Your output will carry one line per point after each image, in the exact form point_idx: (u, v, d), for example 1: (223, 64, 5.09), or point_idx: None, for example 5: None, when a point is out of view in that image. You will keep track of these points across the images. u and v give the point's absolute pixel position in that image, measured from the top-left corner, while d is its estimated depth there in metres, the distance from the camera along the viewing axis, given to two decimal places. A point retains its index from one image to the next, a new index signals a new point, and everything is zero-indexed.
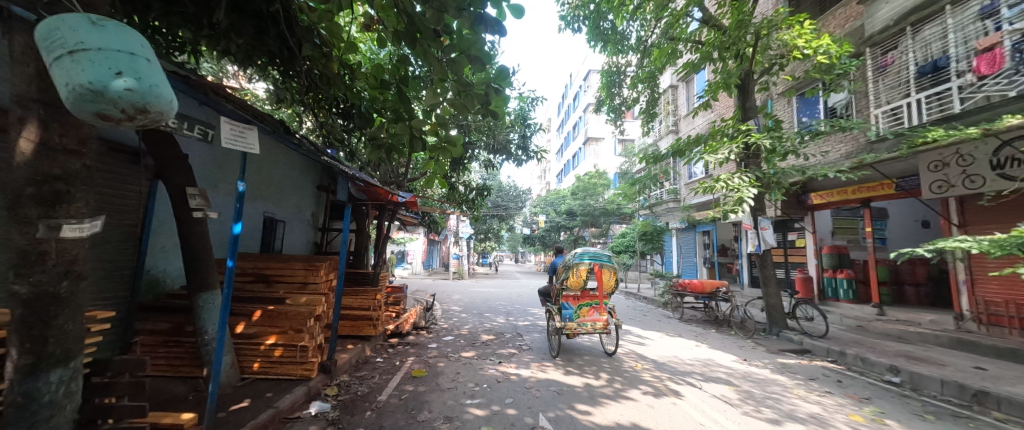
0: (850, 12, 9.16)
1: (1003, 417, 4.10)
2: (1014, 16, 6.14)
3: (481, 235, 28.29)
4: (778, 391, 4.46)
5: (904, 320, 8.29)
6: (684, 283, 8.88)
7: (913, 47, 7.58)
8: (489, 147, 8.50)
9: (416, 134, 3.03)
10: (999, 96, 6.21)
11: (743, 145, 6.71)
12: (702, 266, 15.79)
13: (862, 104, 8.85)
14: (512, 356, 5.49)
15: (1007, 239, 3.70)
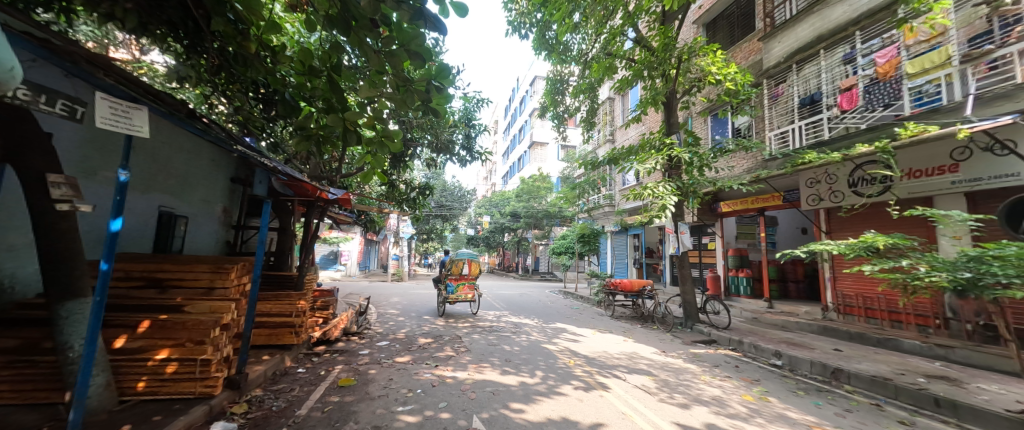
0: (752, 46, 10.48)
1: (852, 389, 4.97)
2: (867, 63, 7.50)
3: (422, 235, 27.64)
4: (688, 378, 4.95)
5: (787, 311, 9.65)
6: (615, 283, 9.43)
7: (797, 81, 8.87)
8: (431, 146, 8.36)
9: (350, 128, 2.87)
10: (854, 128, 7.53)
11: (667, 157, 7.33)
12: (632, 266, 16.92)
13: (760, 127, 10.12)
14: (448, 359, 5.45)
15: (856, 243, 4.52)
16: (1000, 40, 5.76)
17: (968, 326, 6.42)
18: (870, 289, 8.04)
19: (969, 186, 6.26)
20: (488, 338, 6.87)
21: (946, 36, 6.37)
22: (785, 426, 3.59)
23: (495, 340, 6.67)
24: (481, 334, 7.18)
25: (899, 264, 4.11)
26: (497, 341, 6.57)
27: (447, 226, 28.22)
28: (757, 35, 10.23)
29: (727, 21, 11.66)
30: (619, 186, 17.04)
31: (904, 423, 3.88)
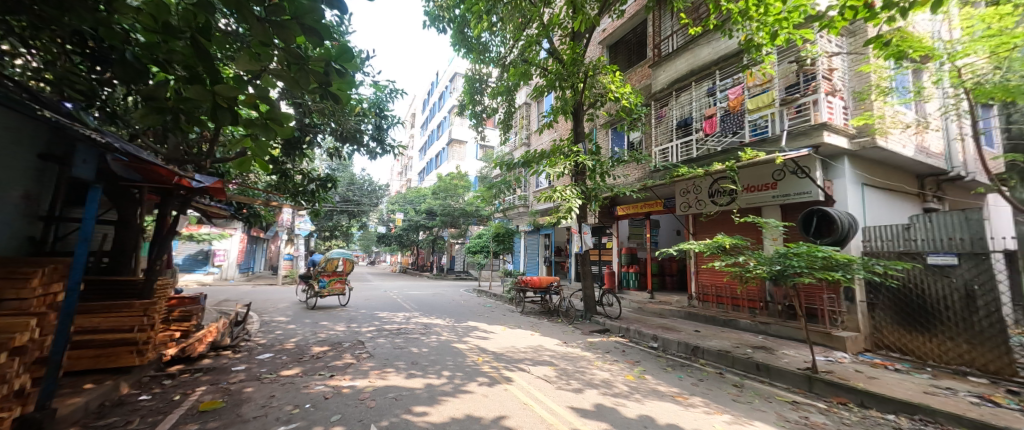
0: (644, 71, 11.83)
1: (705, 363, 6.01)
2: (723, 97, 8.98)
3: (325, 232, 25.41)
4: (584, 364, 5.44)
5: (664, 300, 11.14)
6: (525, 280, 9.85)
7: (676, 106, 10.23)
8: (335, 136, 7.76)
9: (222, 104, 2.40)
10: (714, 150, 8.95)
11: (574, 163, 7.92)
12: (543, 264, 17.85)
13: (647, 142, 11.46)
14: (346, 368, 5.14)
15: (710, 242, 5.32)
16: (804, 91, 7.42)
17: (781, 306, 8.12)
18: (718, 280, 9.74)
19: (783, 200, 7.92)
20: (395, 341, 6.66)
21: (774, 83, 7.97)
22: (656, 398, 4.20)
23: (402, 342, 6.49)
24: (387, 337, 6.92)
25: (736, 260, 5.06)
26: (404, 344, 6.41)
27: (355, 223, 26.42)
28: (648, 62, 11.57)
29: (626, 46, 12.95)
30: (533, 188, 17.80)
31: (740, 387, 4.82)
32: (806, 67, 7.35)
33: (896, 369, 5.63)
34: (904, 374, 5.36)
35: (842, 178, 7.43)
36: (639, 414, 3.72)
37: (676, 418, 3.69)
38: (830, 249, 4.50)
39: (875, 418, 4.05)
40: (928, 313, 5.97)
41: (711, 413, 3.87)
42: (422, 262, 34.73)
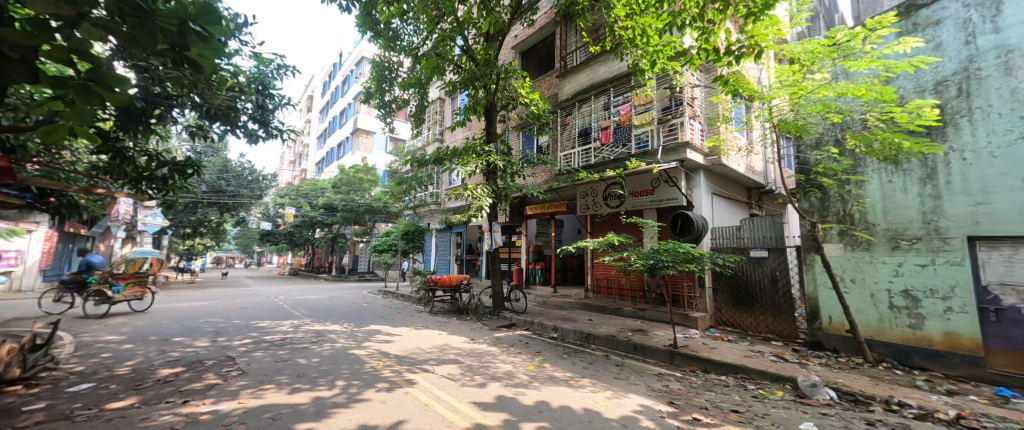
0: (552, 80, 12.52)
1: (596, 347, 6.70)
2: (615, 112, 9.98)
3: (186, 227, 20.85)
4: (488, 359, 5.61)
5: (565, 294, 11.98)
6: (434, 279, 9.70)
7: (578, 115, 11.05)
8: (200, 114, 5.99)
9: (9, 53, 1.70)
10: (608, 159, 9.90)
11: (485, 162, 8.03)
12: (454, 262, 17.78)
13: (553, 147, 12.23)
14: (208, 390, 4.37)
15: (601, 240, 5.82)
16: (676, 113, 8.63)
17: (656, 294, 9.31)
18: (606, 272, 10.77)
19: (659, 204, 9.11)
20: (278, 353, 5.96)
21: (653, 103, 9.06)
22: (552, 384, 4.54)
23: (285, 355, 5.80)
24: (268, 350, 6.16)
25: (622, 256, 5.76)
26: (289, 356, 5.77)
27: (230, 218, 22.56)
28: (555, 73, 12.30)
29: (537, 54, 13.59)
30: (445, 186, 17.53)
31: (621, 366, 5.48)
32: (676, 92, 8.61)
33: (732, 341, 6.87)
34: (737, 343, 6.63)
35: (699, 188, 8.88)
36: (536, 400, 4.01)
37: (568, 399, 4.07)
38: (688, 245, 5.37)
39: (716, 380, 4.99)
40: (750, 295, 7.40)
41: (597, 391, 4.34)
42: (318, 263, 31.67)
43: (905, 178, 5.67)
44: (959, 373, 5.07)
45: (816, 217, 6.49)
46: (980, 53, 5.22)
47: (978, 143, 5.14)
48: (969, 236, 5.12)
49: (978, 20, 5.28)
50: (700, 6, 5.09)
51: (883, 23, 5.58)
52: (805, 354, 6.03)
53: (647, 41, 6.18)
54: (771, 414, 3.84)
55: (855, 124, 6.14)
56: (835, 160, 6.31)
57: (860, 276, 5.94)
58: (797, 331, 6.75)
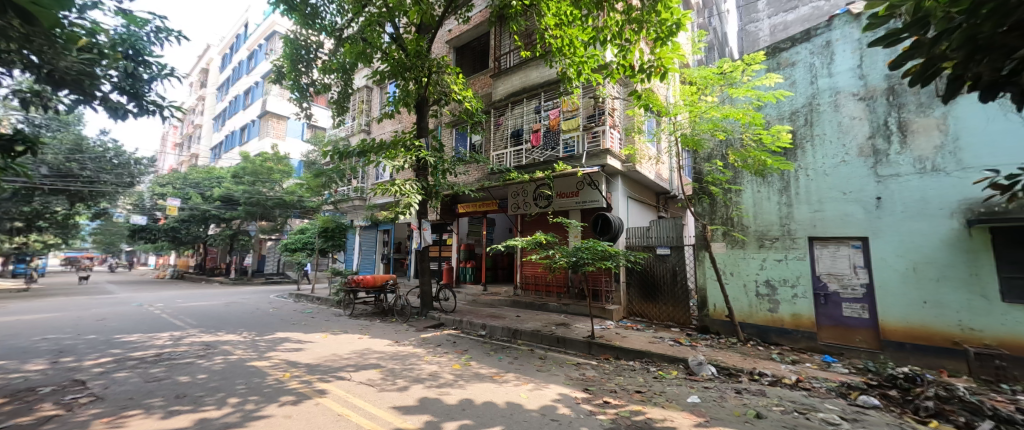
0: (486, 80, 12.59)
1: (521, 342, 6.92)
2: (546, 115, 10.34)
3: (18, 220, 15.83)
4: (413, 361, 5.50)
5: (495, 291, 12.11)
6: (357, 279, 9.14)
7: (511, 116, 11.23)
8: (38, 78, 4.56)
9: None
10: (538, 160, 10.26)
11: (414, 158, 7.81)
12: (380, 262, 16.97)
13: (486, 147, 12.31)
14: (46, 423, 3.48)
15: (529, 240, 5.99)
16: (599, 121, 9.27)
17: (578, 289, 9.87)
18: (533, 269, 11.09)
19: (583, 205, 9.63)
20: (149, 372, 4.94)
21: (580, 111, 9.61)
22: (477, 381, 4.61)
23: (161, 373, 4.90)
24: (135, 369, 5.07)
25: (547, 254, 6.06)
26: (165, 374, 4.84)
27: (84, 208, 17.55)
28: (489, 73, 12.40)
29: (472, 52, 13.56)
30: (372, 180, 16.57)
31: (544, 358, 5.73)
32: (599, 103, 9.28)
33: (641, 329, 7.54)
34: (645, 331, 7.30)
35: (618, 191, 9.61)
36: (460, 398, 4.04)
37: (491, 395, 4.17)
38: (605, 244, 5.79)
39: (625, 365, 5.44)
40: (657, 289, 8.18)
41: (520, 385, 4.49)
42: (215, 264, 27.84)
43: (769, 189, 6.67)
44: (801, 346, 6.17)
45: (706, 219, 7.31)
46: (821, 91, 6.31)
47: (816, 163, 6.25)
48: (809, 237, 6.22)
49: (820, 66, 6.35)
50: (621, 26, 5.52)
51: (754, 63, 6.62)
52: (697, 337, 6.83)
53: (573, 52, 6.46)
54: (666, 391, 4.31)
55: (735, 142, 7.02)
56: (720, 171, 7.17)
57: (737, 269, 6.87)
58: (692, 317, 7.62)
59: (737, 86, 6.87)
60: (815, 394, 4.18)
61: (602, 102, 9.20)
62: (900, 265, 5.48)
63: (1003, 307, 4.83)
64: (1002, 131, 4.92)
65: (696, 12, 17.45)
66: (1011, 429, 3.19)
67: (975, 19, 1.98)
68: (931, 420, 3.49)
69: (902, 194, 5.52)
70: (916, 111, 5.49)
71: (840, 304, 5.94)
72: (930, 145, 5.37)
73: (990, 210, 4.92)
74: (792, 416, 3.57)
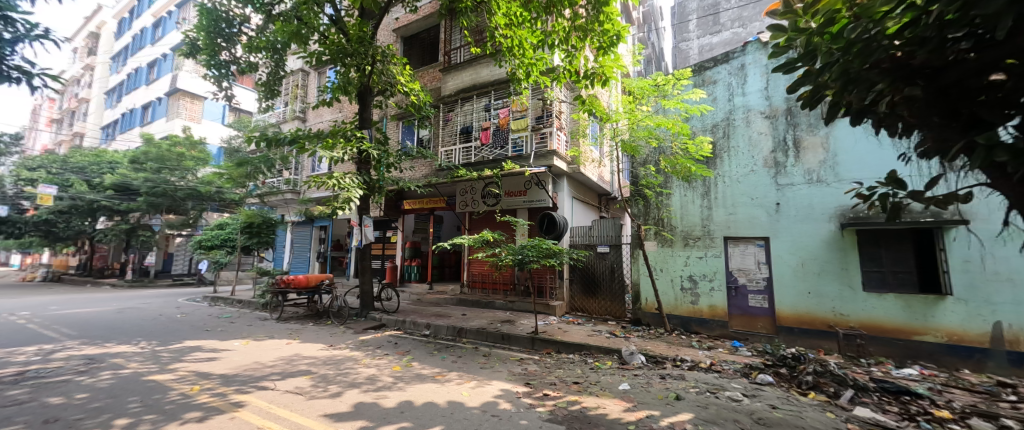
0: (436, 73, 12.31)
1: (466, 340, 6.89)
2: (495, 114, 10.37)
3: None
4: (349, 365, 5.22)
5: (440, 290, 11.89)
6: (287, 279, 8.39)
7: (461, 113, 11.10)
8: None
9: None
10: (487, 159, 10.33)
11: (356, 149, 7.36)
12: (314, 260, 15.80)
13: (434, 141, 12.03)
14: None
15: (477, 238, 5.97)
16: (546, 123, 9.54)
17: (524, 286, 10.03)
18: (480, 267, 11.06)
19: (530, 204, 9.81)
20: (7, 395, 4.10)
21: (529, 112, 9.78)
22: (418, 382, 4.52)
23: (24, 395, 4.09)
24: None
25: (494, 252, 6.10)
26: (30, 396, 4.05)
27: None
28: (438, 66, 12.14)
29: (420, 43, 13.11)
30: (307, 172, 15.33)
31: (488, 355, 5.78)
32: (547, 105, 9.51)
33: (581, 324, 7.93)
34: (584, 325, 7.69)
35: (563, 192, 9.98)
36: (399, 401, 3.94)
37: (433, 395, 4.12)
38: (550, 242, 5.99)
39: (566, 358, 5.70)
40: (597, 284, 8.66)
41: (463, 383, 4.50)
42: (104, 264, 23.74)
43: (693, 193, 7.41)
44: (716, 333, 6.95)
45: (641, 220, 7.90)
46: (736, 108, 7.16)
47: (731, 171, 7.07)
48: (724, 237, 7.03)
49: (736, 85, 7.20)
50: (567, 32, 5.77)
51: (682, 78, 7.27)
52: (631, 329, 7.37)
53: (523, 54, 6.49)
54: (600, 380, 4.60)
55: (666, 150, 7.65)
56: (653, 175, 7.79)
57: (666, 266, 7.55)
58: (626, 310, 8.21)
59: (668, 98, 7.49)
60: (724, 375, 4.76)
61: (549, 105, 9.42)
62: (792, 261, 6.42)
63: (864, 296, 5.89)
64: (866, 151, 5.98)
65: (636, 26, 18.65)
66: (863, 394, 4.00)
67: (849, 56, 2.80)
68: (810, 391, 4.17)
69: (794, 201, 6.47)
70: (806, 130, 6.47)
71: (747, 295, 6.80)
72: (816, 160, 6.36)
73: (857, 214, 5.98)
74: (705, 396, 4.03)
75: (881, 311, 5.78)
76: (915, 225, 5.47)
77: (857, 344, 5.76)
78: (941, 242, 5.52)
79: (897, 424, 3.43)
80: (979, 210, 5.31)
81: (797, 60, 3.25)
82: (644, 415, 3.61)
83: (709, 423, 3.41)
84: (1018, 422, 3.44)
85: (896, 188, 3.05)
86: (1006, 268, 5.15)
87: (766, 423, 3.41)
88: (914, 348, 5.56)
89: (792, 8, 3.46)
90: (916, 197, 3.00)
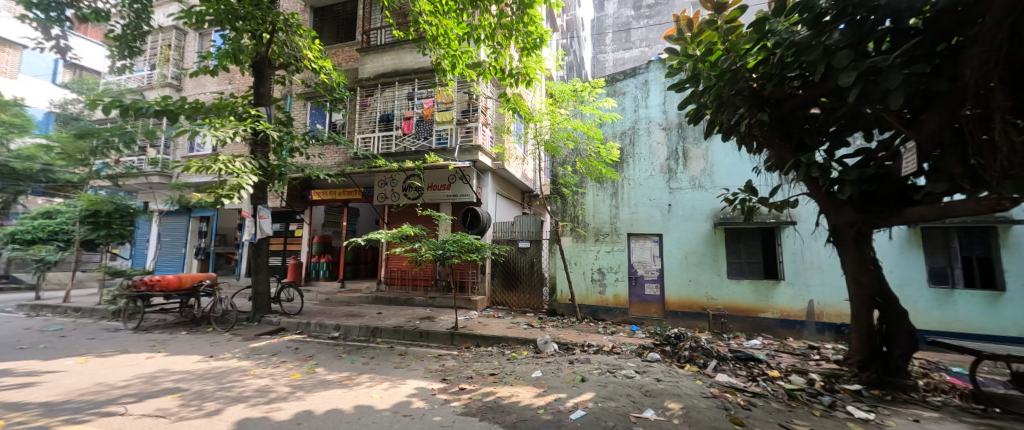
0: (352, 53, 11.29)
1: (382, 340, 6.49)
2: (419, 104, 9.90)
3: None
4: (234, 378, 4.52)
5: (353, 288, 11.01)
6: (149, 281, 6.87)
7: (380, 99, 10.35)
8: None
9: None
10: (409, 149, 9.80)
11: (251, 130, 6.29)
12: (191, 258, 13.27)
13: (350, 127, 11.05)
14: None
15: (398, 232, 5.64)
16: (472, 117, 9.39)
17: (446, 282, 9.89)
18: (400, 263, 10.50)
19: (454, 199, 9.78)
20: None
21: (454, 104, 9.54)
22: (321, 389, 4.14)
23: None
24: None
25: (413, 247, 5.86)
26: None
27: None
28: (356, 46, 11.15)
29: (334, 17, 11.92)
30: (180, 151, 12.71)
31: (404, 354, 5.57)
32: (473, 99, 9.34)
33: (502, 316, 8.11)
34: (504, 318, 7.87)
35: (487, 188, 9.99)
36: (296, 412, 3.55)
37: (337, 401, 3.81)
38: (474, 237, 5.97)
39: (484, 351, 5.79)
40: (517, 278, 8.95)
41: (374, 385, 4.26)
42: None
43: (604, 193, 8.12)
44: (618, 319, 7.76)
45: (559, 217, 8.41)
46: (640, 118, 8.04)
47: (635, 175, 7.94)
48: (628, 233, 7.87)
49: (641, 98, 8.08)
50: (493, 29, 5.76)
51: (598, 87, 7.90)
52: (547, 319, 7.78)
53: (449, 44, 6.23)
54: (516, 370, 4.80)
55: (582, 152, 8.21)
56: (570, 175, 8.35)
57: (579, 260, 8.18)
58: (543, 302, 8.63)
59: (585, 104, 8.06)
60: (622, 356, 5.36)
61: (475, 99, 9.30)
62: (678, 254, 7.49)
63: (728, 282, 7.18)
64: (733, 164, 7.26)
65: (559, 32, 19.44)
66: (721, 362, 4.89)
67: (721, 82, 3.79)
68: (685, 364, 4.94)
69: (681, 203, 7.54)
70: (692, 143, 7.56)
71: (643, 284, 7.72)
72: (698, 169, 7.49)
73: (724, 216, 7.23)
74: (605, 376, 4.49)
75: (739, 295, 7.10)
76: (764, 225, 6.80)
77: (721, 322, 6.98)
78: (779, 239, 6.99)
79: (745, 385, 4.28)
80: (803, 214, 6.86)
81: (686, 83, 4.09)
82: (552, 398, 3.88)
83: (607, 400, 3.80)
84: (820, 375, 4.55)
85: (749, 193, 4.01)
86: (818, 259, 6.74)
87: (652, 394, 3.94)
88: (759, 323, 6.97)
89: (683, 36, 4.05)
90: (760, 201, 3.99)
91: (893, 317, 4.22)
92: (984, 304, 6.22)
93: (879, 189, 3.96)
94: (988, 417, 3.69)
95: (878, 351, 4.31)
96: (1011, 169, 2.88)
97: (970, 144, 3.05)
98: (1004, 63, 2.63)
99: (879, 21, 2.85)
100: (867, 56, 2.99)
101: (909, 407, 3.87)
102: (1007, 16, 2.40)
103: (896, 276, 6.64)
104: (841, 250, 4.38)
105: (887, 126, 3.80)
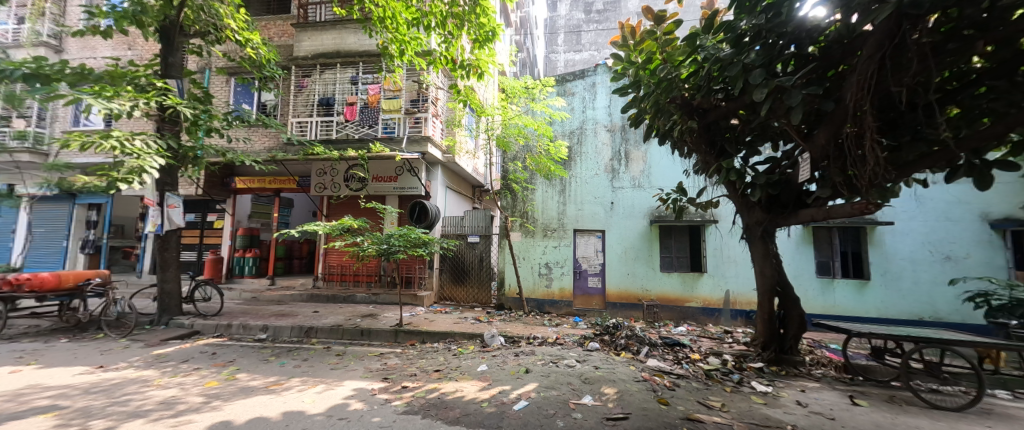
0: (285, 27, 10.26)
1: (317, 341, 6.03)
2: (363, 90, 9.30)
3: None
4: (132, 390, 3.92)
5: (284, 285, 10.11)
6: (16, 280, 5.67)
7: (319, 80, 9.52)
8: None
9: None
10: (351, 137, 9.18)
11: (155, 104, 5.46)
12: (75, 252, 11.22)
13: (282, 109, 10.07)
14: None
15: (339, 226, 5.22)
16: (422, 107, 9.00)
17: (390, 277, 9.51)
18: (341, 258, 9.81)
19: (401, 191, 9.38)
20: None
21: (402, 93, 9.08)
22: (243, 397, 3.75)
23: None
24: None
25: (355, 241, 5.52)
26: None
27: None
28: (291, 20, 10.14)
29: None
30: (61, 125, 10.69)
31: (342, 355, 5.26)
32: (422, 88, 8.96)
33: (449, 312, 7.99)
34: (452, 314, 7.77)
35: (436, 180, 9.69)
36: (211, 423, 3.17)
37: (261, 409, 3.48)
38: (421, 232, 5.76)
39: (430, 347, 5.66)
40: (465, 273, 8.88)
41: (307, 389, 3.96)
42: None
43: (552, 190, 8.35)
44: (563, 311, 8.04)
45: (508, 212, 8.47)
46: (588, 119, 8.35)
47: (581, 174, 8.25)
48: (574, 229, 8.18)
49: (589, 100, 8.38)
50: (444, 17, 5.57)
51: (548, 85, 8.01)
52: (495, 313, 7.84)
53: (397, 28, 5.86)
54: (461, 365, 4.77)
55: (532, 149, 8.34)
56: (521, 171, 8.43)
57: (527, 255, 8.32)
58: (491, 297, 8.65)
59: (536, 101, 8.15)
60: (566, 346, 5.59)
61: (425, 89, 8.96)
62: (619, 249, 7.96)
63: (660, 275, 7.79)
64: (667, 166, 7.86)
65: (510, 28, 19.44)
66: (652, 348, 5.30)
67: (660, 89, 4.04)
68: (621, 351, 5.28)
69: (621, 201, 8.01)
70: (633, 145, 8.03)
71: (587, 278, 8.11)
72: (638, 170, 8.00)
73: (659, 214, 7.82)
74: (549, 366, 4.64)
75: (669, 286, 7.76)
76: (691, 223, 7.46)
77: (653, 311, 7.57)
78: (703, 235, 7.72)
79: (671, 368, 4.68)
80: (723, 214, 7.64)
81: (628, 89, 4.30)
82: (497, 391, 3.91)
83: (549, 389, 3.93)
84: (731, 355, 5.14)
85: (680, 194, 4.36)
86: (734, 254, 7.57)
87: (590, 381, 4.16)
88: (684, 311, 7.66)
89: (626, 43, 4.24)
90: (689, 201, 4.36)
91: (789, 303, 4.91)
92: (855, 291, 7.47)
93: (782, 192, 4.52)
94: (854, 384, 4.47)
95: (777, 333, 4.98)
96: (877, 179, 3.44)
97: (850, 157, 3.58)
98: (875, 91, 3.12)
99: (786, 45, 3.21)
100: (776, 76, 3.37)
101: (798, 379, 4.53)
102: (877, 50, 2.84)
103: (792, 268, 7.70)
104: (751, 246, 4.96)
105: (790, 138, 4.34)
